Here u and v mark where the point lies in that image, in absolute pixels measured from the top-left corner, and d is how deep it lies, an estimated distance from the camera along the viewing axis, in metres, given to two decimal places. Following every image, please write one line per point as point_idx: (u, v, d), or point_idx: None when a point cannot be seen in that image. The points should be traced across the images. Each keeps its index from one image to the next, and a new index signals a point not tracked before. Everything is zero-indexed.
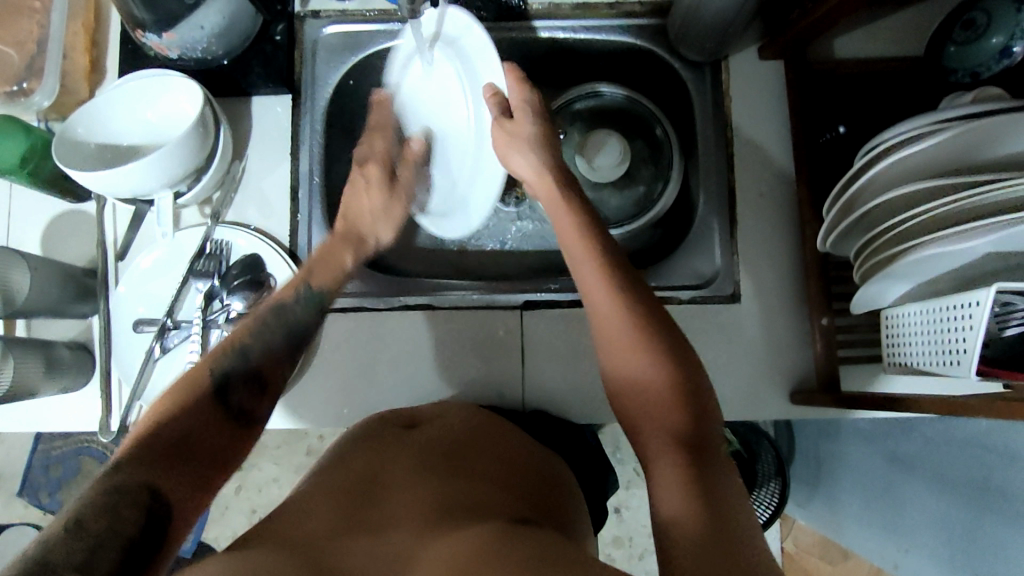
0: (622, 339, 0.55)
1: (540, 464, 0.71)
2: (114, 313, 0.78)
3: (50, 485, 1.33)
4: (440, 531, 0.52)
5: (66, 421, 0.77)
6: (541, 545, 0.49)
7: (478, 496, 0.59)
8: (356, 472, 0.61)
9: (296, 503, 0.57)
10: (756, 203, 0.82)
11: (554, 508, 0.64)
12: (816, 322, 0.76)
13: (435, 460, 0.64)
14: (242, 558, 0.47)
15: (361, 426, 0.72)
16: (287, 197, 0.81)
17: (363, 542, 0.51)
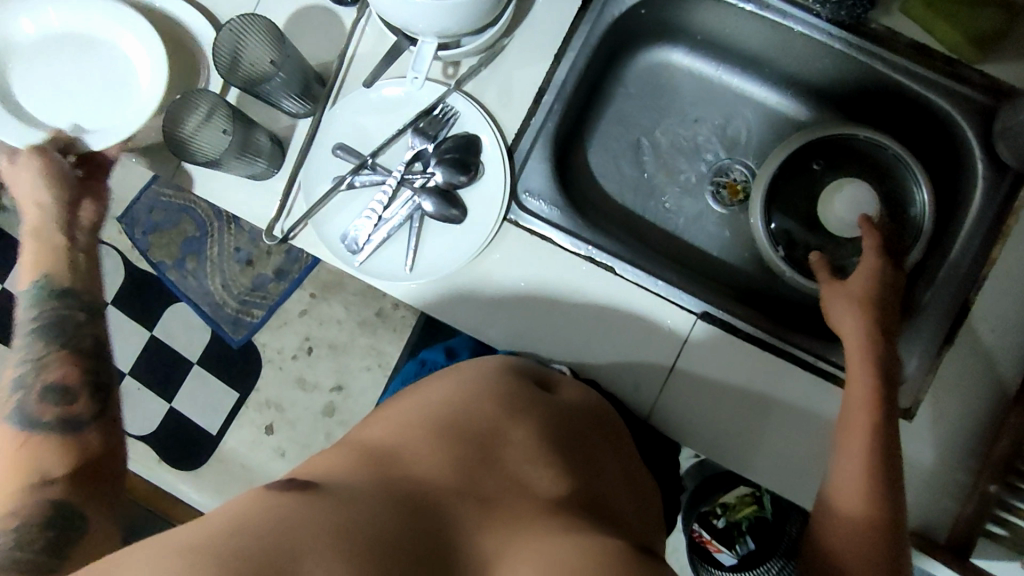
0: (858, 437, 0.63)
1: (644, 480, 0.66)
2: (322, 127, 0.76)
3: (147, 226, 1.35)
4: (548, 535, 0.49)
5: (236, 203, 0.77)
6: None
7: (594, 499, 0.55)
8: (482, 415, 0.58)
9: (410, 436, 0.55)
10: (982, 336, 0.74)
11: (650, 533, 0.60)
12: (980, 485, 0.70)
13: (558, 437, 0.60)
14: (352, 504, 0.46)
15: (481, 363, 0.66)
16: (529, 97, 0.76)
17: (476, 520, 0.50)
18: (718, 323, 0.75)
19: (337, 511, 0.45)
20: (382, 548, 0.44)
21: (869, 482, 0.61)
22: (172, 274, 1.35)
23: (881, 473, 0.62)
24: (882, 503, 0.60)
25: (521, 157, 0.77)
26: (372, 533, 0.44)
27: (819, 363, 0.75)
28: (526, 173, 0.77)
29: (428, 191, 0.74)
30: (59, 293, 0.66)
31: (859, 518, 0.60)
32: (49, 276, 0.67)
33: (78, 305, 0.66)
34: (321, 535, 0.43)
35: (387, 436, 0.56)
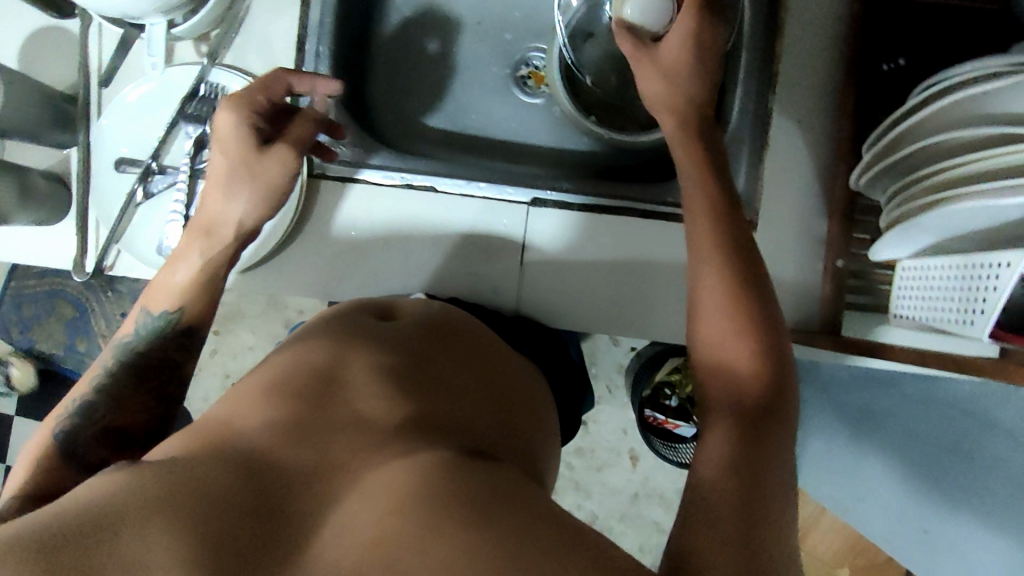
0: (700, 224, 0.51)
1: (513, 378, 0.64)
2: (94, 146, 0.72)
3: (22, 324, 1.29)
4: (389, 457, 0.43)
5: (41, 254, 0.73)
6: (502, 482, 0.42)
7: (446, 408, 0.52)
8: (315, 360, 0.53)
9: (242, 397, 0.49)
10: (793, 130, 0.77)
11: (517, 438, 0.55)
12: (831, 264, 0.74)
13: (402, 362, 0.55)
14: (167, 465, 0.40)
15: (326, 313, 0.63)
16: (292, 47, 0.74)
17: (315, 455, 0.43)
18: (551, 203, 0.75)
19: (152, 480, 0.38)
20: (198, 497, 0.38)
21: (739, 296, 0.47)
22: (67, 360, 1.29)
23: (744, 266, 0.49)
24: (751, 317, 0.47)
25: (306, 109, 0.74)
26: (187, 483, 0.38)
27: (658, 207, 0.75)
28: (319, 121, 0.75)
29: None
30: (179, 331, 0.59)
31: (726, 341, 0.46)
32: (187, 309, 0.59)
33: (187, 349, 0.60)
34: (128, 504, 0.36)
35: (216, 407, 0.50)
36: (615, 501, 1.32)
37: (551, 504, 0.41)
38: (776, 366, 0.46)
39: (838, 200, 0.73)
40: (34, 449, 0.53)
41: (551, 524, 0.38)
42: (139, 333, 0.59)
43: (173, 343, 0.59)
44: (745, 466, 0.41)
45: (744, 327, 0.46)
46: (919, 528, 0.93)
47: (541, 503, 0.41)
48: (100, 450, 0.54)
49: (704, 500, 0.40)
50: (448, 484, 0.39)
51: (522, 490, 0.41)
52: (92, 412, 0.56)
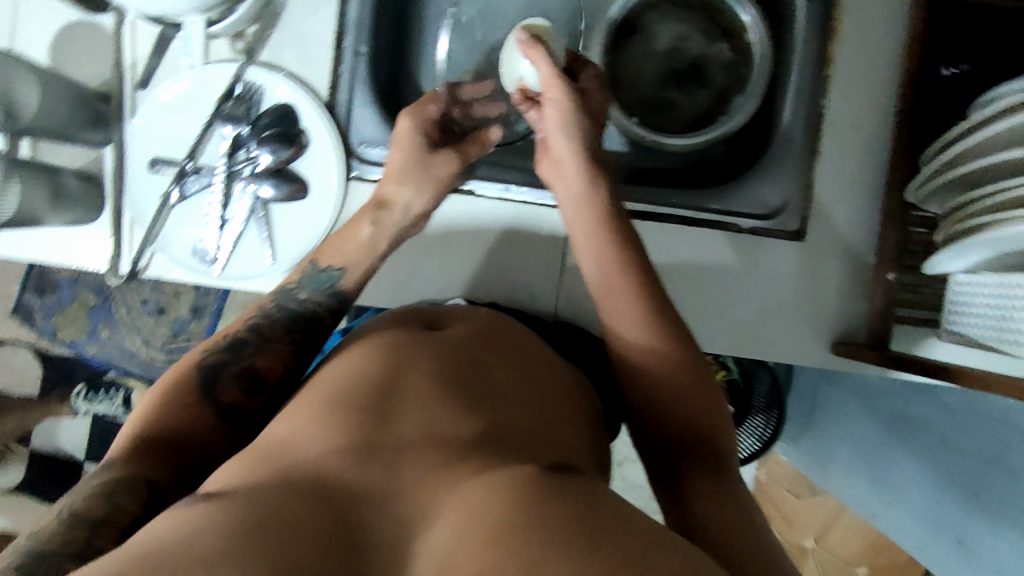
0: (623, 292, 0.60)
1: (573, 386, 0.62)
2: (128, 146, 0.71)
3: (46, 309, 1.29)
4: (461, 483, 0.42)
5: (71, 255, 0.71)
6: (586, 500, 0.40)
7: (509, 421, 0.50)
8: (369, 374, 0.51)
9: (303, 420, 0.48)
10: (845, 136, 0.74)
11: (583, 450, 0.53)
12: (881, 277, 0.72)
13: (457, 374, 0.53)
14: (243, 498, 0.40)
15: (374, 322, 0.61)
16: (329, 45, 0.72)
17: (386, 484, 0.42)
18: None
19: (234, 519, 0.38)
20: (284, 535, 0.37)
21: (687, 366, 0.57)
22: (89, 348, 1.29)
23: (662, 311, 0.59)
24: (694, 371, 0.58)
25: (344, 110, 0.72)
26: (272, 517, 0.38)
27: (702, 214, 0.74)
28: (356, 123, 0.73)
29: (260, 175, 0.70)
30: (332, 305, 0.63)
31: (678, 401, 0.57)
32: (348, 269, 0.65)
33: (333, 311, 0.63)
34: (223, 549, 0.36)
35: (275, 429, 0.48)
36: (638, 498, 1.31)
37: (637, 519, 0.40)
38: (699, 370, 0.58)
39: (891, 210, 0.71)
40: (182, 369, 0.56)
41: (644, 549, 0.37)
42: (302, 286, 0.63)
43: (326, 311, 0.63)
44: (724, 500, 0.52)
45: (690, 388, 0.57)
46: (953, 537, 0.93)
47: (630, 522, 0.39)
48: (234, 391, 0.55)
49: (688, 505, 0.52)
50: (533, 509, 0.38)
51: (603, 505, 0.40)
52: (242, 346, 0.58)
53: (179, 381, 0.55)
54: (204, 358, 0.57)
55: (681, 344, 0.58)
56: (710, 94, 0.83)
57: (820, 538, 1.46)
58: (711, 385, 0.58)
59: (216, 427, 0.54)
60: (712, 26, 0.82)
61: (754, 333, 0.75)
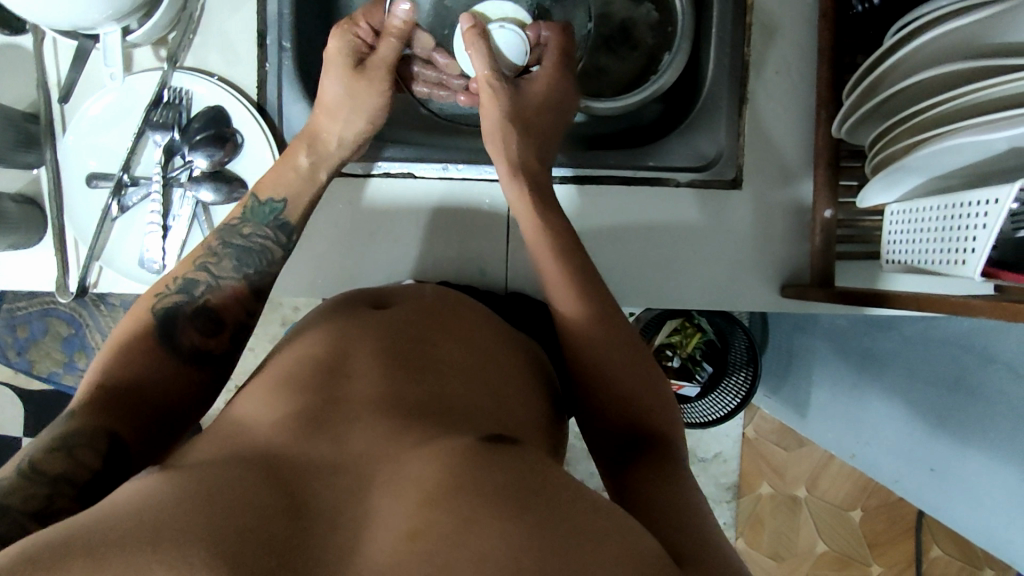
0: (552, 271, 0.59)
1: (522, 356, 0.62)
2: (63, 164, 0.71)
3: (19, 345, 1.28)
4: (406, 450, 0.43)
5: (20, 279, 0.72)
6: (521, 466, 0.41)
7: (454, 395, 0.51)
8: (317, 356, 0.52)
9: (250, 403, 0.48)
10: (770, 83, 0.76)
11: (529, 416, 0.55)
12: (819, 214, 0.73)
13: (402, 352, 0.54)
14: (193, 472, 0.40)
15: (317, 310, 0.61)
16: (253, 43, 0.73)
17: (332, 456, 0.43)
18: None
19: (184, 487, 0.38)
20: (231, 501, 0.37)
21: (627, 345, 0.57)
22: (68, 378, 1.29)
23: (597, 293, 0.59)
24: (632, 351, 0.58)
25: (275, 107, 0.73)
26: (220, 487, 0.38)
27: (639, 173, 0.75)
28: (287, 119, 0.73)
29: (197, 179, 0.70)
30: (280, 222, 0.64)
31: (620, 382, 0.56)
32: (290, 201, 0.65)
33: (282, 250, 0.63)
34: (170, 510, 0.36)
35: (223, 418, 0.49)
36: None
37: (568, 484, 0.41)
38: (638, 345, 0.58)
39: (821, 148, 0.73)
40: (134, 321, 0.54)
41: (575, 515, 0.37)
42: (245, 222, 0.62)
43: (275, 246, 0.63)
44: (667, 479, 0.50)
45: (627, 367, 0.57)
46: (926, 465, 0.95)
47: (562, 486, 0.40)
48: (194, 335, 0.55)
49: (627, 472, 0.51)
50: (470, 475, 0.39)
51: (538, 475, 0.41)
52: (194, 289, 0.57)
53: (133, 332, 0.53)
54: (154, 306, 0.55)
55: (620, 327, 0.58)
56: (638, 55, 0.85)
57: (812, 487, 1.48)
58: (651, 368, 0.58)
59: (179, 374, 0.53)
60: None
61: (703, 284, 0.76)
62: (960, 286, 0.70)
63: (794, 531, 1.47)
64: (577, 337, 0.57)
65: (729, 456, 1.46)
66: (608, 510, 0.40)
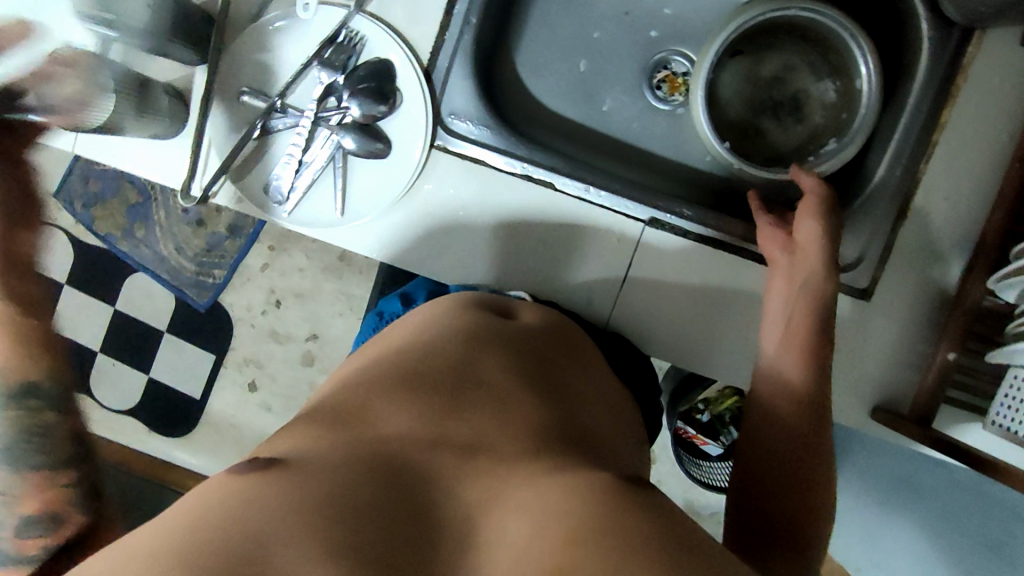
0: (780, 304, 0.65)
1: (624, 402, 0.59)
2: (220, 69, 0.69)
3: (87, 199, 1.29)
4: (535, 479, 0.40)
5: (143, 165, 0.72)
6: (662, 513, 0.38)
7: (581, 427, 0.48)
8: (442, 349, 0.49)
9: (368, 388, 0.46)
10: (936, 206, 0.73)
11: (638, 458, 0.53)
12: (940, 354, 0.70)
13: (531, 364, 0.51)
14: (314, 469, 0.38)
15: (443, 297, 0.59)
16: (439, 7, 0.70)
17: (458, 471, 0.41)
18: (668, 227, 0.72)
19: (306, 483, 0.36)
20: (353, 519, 0.35)
21: (809, 408, 0.60)
22: (123, 244, 1.30)
23: (815, 342, 0.63)
24: (811, 422, 0.60)
25: (440, 77, 0.71)
26: (344, 500, 0.36)
27: None
28: (449, 94, 0.72)
29: (345, 126, 0.69)
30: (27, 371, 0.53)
31: (788, 449, 0.59)
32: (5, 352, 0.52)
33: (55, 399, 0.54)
34: (283, 520, 0.34)
35: (344, 392, 0.47)
36: None
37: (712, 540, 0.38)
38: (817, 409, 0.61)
39: (967, 290, 0.70)
40: None
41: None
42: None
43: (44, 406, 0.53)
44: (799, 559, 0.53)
45: (796, 433, 0.59)
46: None
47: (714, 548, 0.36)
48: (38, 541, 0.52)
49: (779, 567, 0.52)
50: (616, 515, 0.36)
51: (685, 530, 0.37)
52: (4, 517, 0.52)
53: None
54: None
55: (818, 407, 0.61)
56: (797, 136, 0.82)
57: None
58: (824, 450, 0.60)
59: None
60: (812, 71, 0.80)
61: None
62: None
63: None
64: (770, 392, 0.62)
65: None
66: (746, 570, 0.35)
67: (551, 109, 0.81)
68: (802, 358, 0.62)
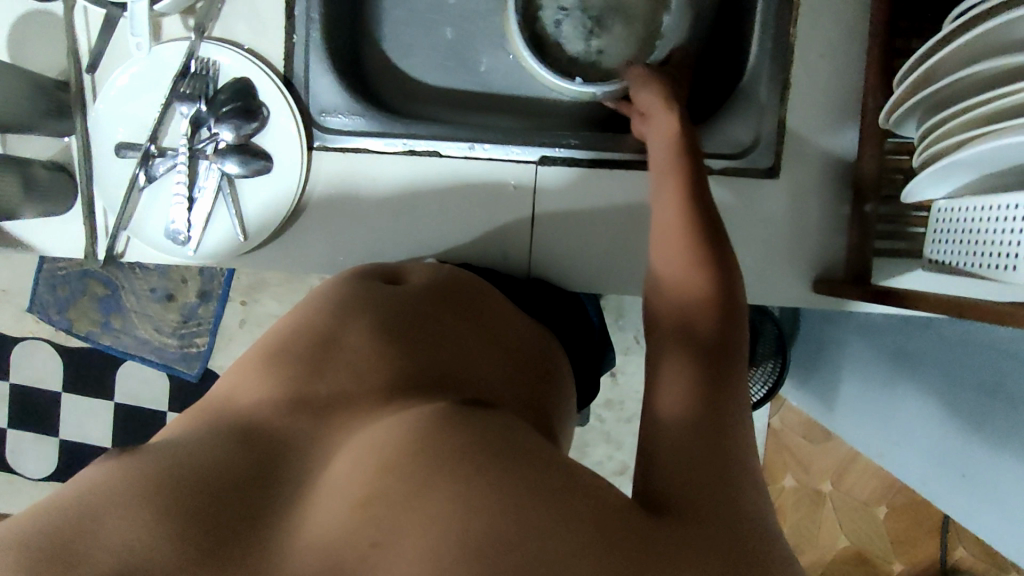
0: (666, 180, 0.58)
1: (520, 340, 0.61)
2: (92, 132, 0.71)
3: (58, 304, 1.29)
4: (383, 416, 0.42)
5: (54, 245, 0.74)
6: (502, 432, 0.39)
7: (450, 372, 0.50)
8: (313, 329, 0.52)
9: (241, 374, 0.48)
10: (815, 67, 0.72)
11: (524, 390, 0.55)
12: (858, 208, 0.70)
13: (404, 326, 0.54)
14: (166, 448, 0.38)
15: (331, 279, 0.61)
16: (281, 15, 0.72)
17: (310, 431, 0.42)
18: (559, 162, 0.73)
19: (151, 456, 0.37)
20: (195, 485, 0.35)
21: (705, 269, 0.51)
22: (106, 338, 1.29)
23: (697, 205, 0.55)
24: (712, 274, 0.50)
25: (301, 83, 0.73)
26: (189, 467, 0.36)
27: None
28: (315, 94, 0.73)
29: (223, 152, 0.70)
30: None
31: (682, 302, 0.50)
32: None
33: None
34: (120, 491, 0.34)
35: (219, 387, 0.49)
36: None
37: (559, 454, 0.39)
38: (725, 282, 0.50)
39: (866, 138, 0.69)
40: None
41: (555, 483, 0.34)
42: None
43: None
44: (701, 388, 0.43)
45: (718, 321, 0.48)
46: (956, 471, 0.92)
47: (561, 465, 0.37)
48: None
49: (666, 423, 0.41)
50: (442, 435, 0.37)
51: (526, 449, 0.37)
52: None
53: None
54: None
55: (717, 260, 0.51)
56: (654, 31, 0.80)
57: (837, 482, 1.45)
58: (736, 301, 0.50)
59: None
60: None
61: None
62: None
63: (814, 525, 1.45)
64: (662, 255, 0.54)
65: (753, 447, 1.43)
66: (592, 477, 0.37)
67: (428, 83, 0.81)
68: (680, 218, 0.54)
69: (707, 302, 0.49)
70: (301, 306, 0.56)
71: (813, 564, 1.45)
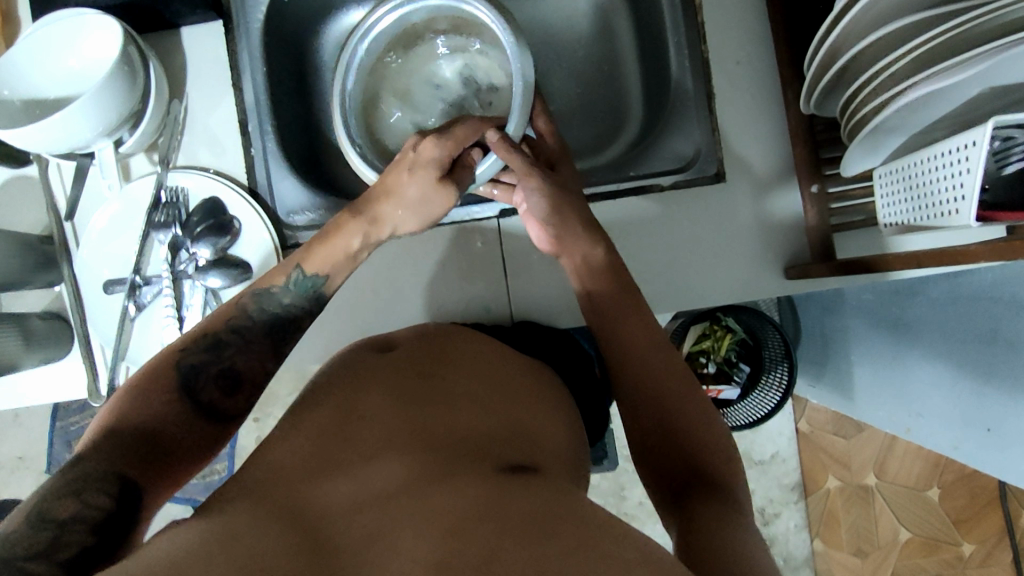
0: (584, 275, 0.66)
1: (517, 373, 0.63)
2: (79, 277, 0.75)
3: None
4: (425, 487, 0.45)
5: (57, 390, 0.77)
6: (533, 500, 0.44)
7: (467, 427, 0.54)
8: (329, 405, 0.55)
9: (266, 454, 0.50)
10: (733, 73, 0.77)
11: (536, 428, 0.57)
12: (806, 191, 0.73)
13: (417, 388, 0.57)
14: (219, 528, 0.40)
15: (330, 359, 0.65)
16: (236, 133, 0.77)
17: (348, 502, 0.44)
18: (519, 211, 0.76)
19: (202, 535, 0.39)
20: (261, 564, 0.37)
21: (659, 352, 0.62)
22: None
23: (627, 292, 0.65)
24: (666, 358, 0.62)
25: (264, 189, 0.76)
26: (248, 549, 0.38)
27: (622, 184, 0.77)
28: (281, 195, 0.77)
29: (203, 269, 0.73)
30: None
31: (656, 387, 0.60)
32: None
33: None
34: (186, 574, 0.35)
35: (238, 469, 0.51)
36: None
37: (595, 515, 0.44)
38: (671, 362, 0.62)
39: (795, 125, 0.73)
40: None
41: (594, 543, 0.40)
42: None
43: None
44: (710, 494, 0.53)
45: (689, 407, 0.59)
46: (982, 426, 0.91)
47: (596, 527, 0.42)
48: None
49: (699, 525, 0.50)
50: (487, 514, 0.42)
51: (564, 516, 0.42)
52: None
53: None
54: None
55: (667, 359, 0.62)
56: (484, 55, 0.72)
57: (882, 473, 1.39)
58: (689, 380, 0.61)
59: None
60: (546, 8, 0.86)
61: (705, 278, 0.77)
62: (956, 234, 0.72)
63: (871, 522, 1.39)
64: (621, 330, 0.63)
65: (787, 455, 1.40)
66: (624, 534, 0.42)
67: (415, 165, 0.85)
68: (619, 299, 0.64)
69: (674, 389, 0.60)
70: (311, 387, 0.59)
71: (881, 564, 1.38)
